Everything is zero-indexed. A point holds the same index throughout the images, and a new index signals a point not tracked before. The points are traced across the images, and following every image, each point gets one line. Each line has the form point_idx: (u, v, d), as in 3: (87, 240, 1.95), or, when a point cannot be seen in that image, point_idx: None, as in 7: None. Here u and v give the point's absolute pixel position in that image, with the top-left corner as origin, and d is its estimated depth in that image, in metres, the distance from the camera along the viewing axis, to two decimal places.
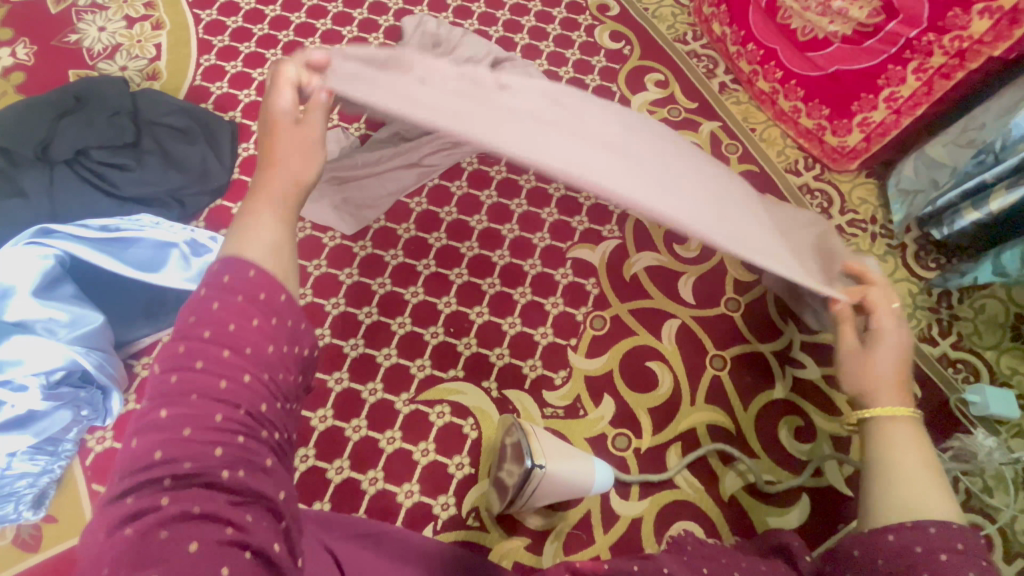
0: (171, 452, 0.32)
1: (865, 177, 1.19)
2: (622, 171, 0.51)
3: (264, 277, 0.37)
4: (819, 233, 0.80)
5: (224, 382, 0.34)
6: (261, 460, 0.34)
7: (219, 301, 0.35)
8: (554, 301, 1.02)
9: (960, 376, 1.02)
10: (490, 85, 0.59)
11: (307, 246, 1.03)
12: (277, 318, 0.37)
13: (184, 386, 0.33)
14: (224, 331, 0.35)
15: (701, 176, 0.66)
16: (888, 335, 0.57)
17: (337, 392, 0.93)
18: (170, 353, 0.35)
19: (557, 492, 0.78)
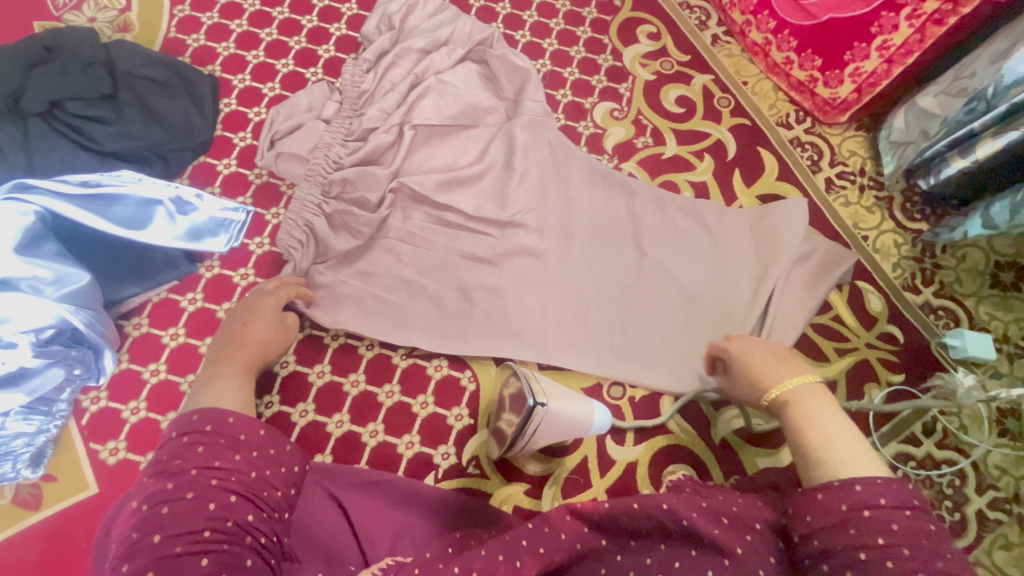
0: (164, 568, 0.47)
1: (855, 130, 1.19)
2: (534, 310, 0.97)
3: (241, 421, 0.60)
4: (759, 287, 1.00)
5: (213, 503, 0.52)
6: (242, 561, 0.50)
7: (202, 447, 0.57)
8: (549, 256, 1.01)
9: (940, 322, 1.06)
10: (441, 241, 1.00)
11: (266, 194, 1.01)
12: (256, 451, 0.59)
13: (177, 511, 0.51)
14: (211, 467, 0.55)
15: (619, 281, 1.01)
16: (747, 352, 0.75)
17: (334, 348, 0.94)
18: (160, 490, 0.53)
19: (556, 433, 0.80)
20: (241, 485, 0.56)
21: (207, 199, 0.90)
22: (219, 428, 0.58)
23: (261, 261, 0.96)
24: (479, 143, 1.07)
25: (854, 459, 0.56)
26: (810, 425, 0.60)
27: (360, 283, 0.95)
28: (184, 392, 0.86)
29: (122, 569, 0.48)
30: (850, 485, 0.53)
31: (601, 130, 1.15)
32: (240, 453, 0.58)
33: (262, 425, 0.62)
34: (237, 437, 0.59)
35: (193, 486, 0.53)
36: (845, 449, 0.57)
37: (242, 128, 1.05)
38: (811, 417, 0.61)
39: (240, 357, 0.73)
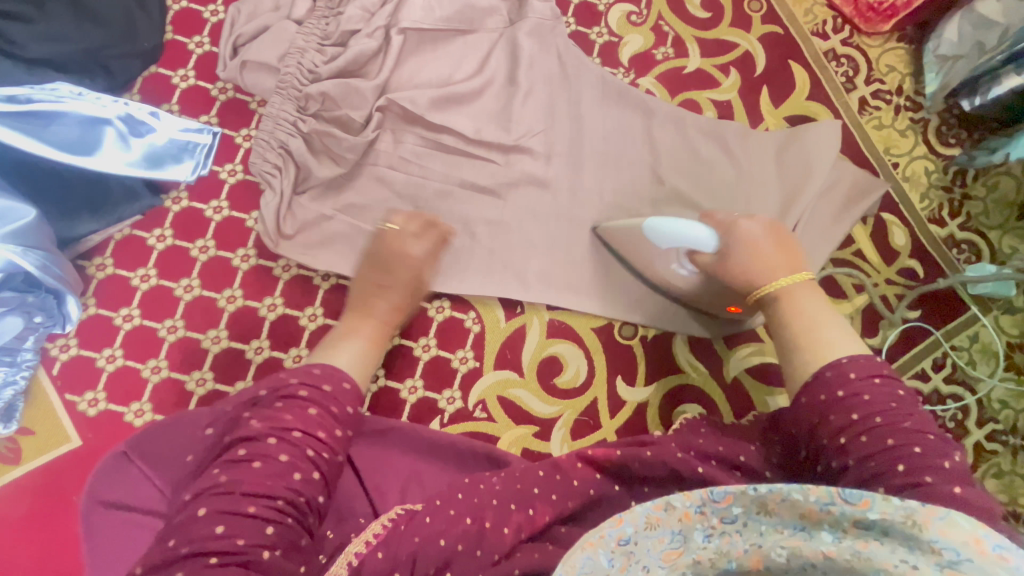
0: (230, 527, 0.47)
1: (897, 41, 1.07)
2: (545, 246, 0.90)
3: (327, 371, 0.59)
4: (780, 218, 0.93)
5: (298, 473, 0.51)
6: (298, 540, 0.49)
7: (314, 408, 0.55)
8: (557, 187, 0.92)
9: (962, 257, 1.01)
10: (438, 170, 0.89)
11: (232, 112, 0.87)
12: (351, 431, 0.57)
13: (260, 472, 0.50)
14: (315, 436, 0.53)
15: (634, 213, 0.93)
16: (755, 239, 0.74)
17: (325, 289, 0.84)
18: (260, 439, 0.52)
19: (638, 251, 0.86)
20: (327, 449, 0.54)
21: (165, 119, 0.77)
22: (313, 389, 0.56)
23: (234, 192, 0.84)
24: (479, 52, 0.93)
25: (826, 341, 0.62)
26: (796, 316, 0.66)
27: (349, 217, 0.85)
28: (164, 339, 0.79)
29: (197, 515, 0.47)
30: (821, 372, 0.59)
31: (617, 38, 1.01)
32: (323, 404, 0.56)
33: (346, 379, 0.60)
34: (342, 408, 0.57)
35: (288, 450, 0.52)
36: (818, 330, 0.63)
37: (197, 31, 0.89)
38: (800, 311, 0.66)
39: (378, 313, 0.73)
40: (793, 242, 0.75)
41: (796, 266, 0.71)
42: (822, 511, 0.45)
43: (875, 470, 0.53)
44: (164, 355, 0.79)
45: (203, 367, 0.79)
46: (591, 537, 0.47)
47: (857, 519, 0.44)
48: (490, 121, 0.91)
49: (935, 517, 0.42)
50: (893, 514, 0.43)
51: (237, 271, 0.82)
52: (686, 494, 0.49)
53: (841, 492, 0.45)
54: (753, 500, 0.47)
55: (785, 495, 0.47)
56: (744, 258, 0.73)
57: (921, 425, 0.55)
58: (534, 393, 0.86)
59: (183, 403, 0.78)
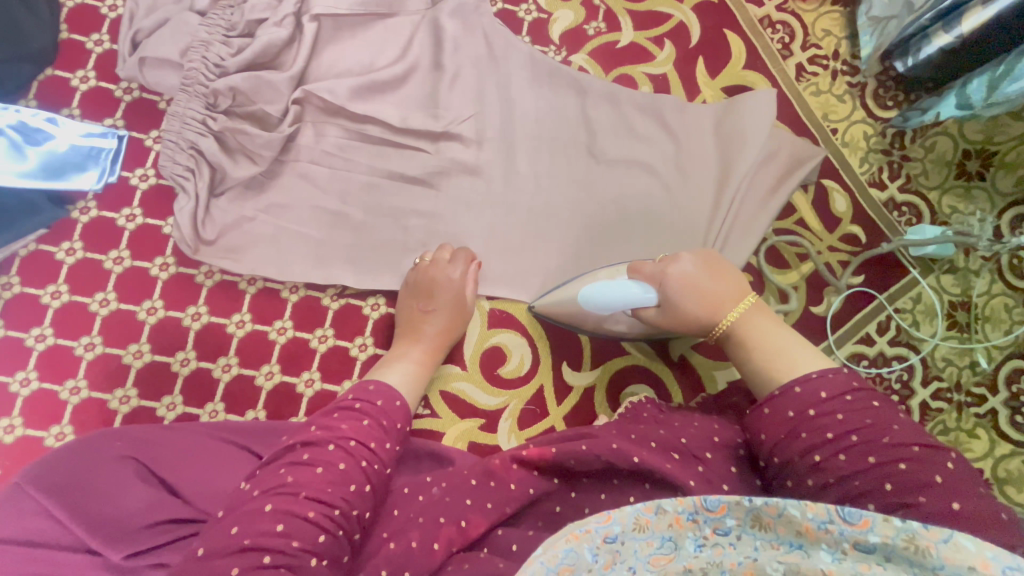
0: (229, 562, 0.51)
1: (832, 5, 1.05)
2: (481, 234, 0.88)
3: (288, 440, 0.63)
4: (717, 192, 0.92)
5: (282, 523, 0.54)
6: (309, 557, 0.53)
7: (368, 420, 0.64)
8: (490, 174, 0.89)
9: (903, 219, 1.01)
10: (363, 162, 0.86)
11: (140, 114, 0.82)
12: (329, 467, 0.59)
13: (263, 512, 0.55)
14: (289, 483, 0.57)
15: (570, 192, 0.91)
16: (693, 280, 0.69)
17: (252, 295, 0.81)
18: (281, 475, 0.58)
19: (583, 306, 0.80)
20: (378, 459, 0.62)
21: (64, 124, 0.76)
22: (367, 404, 0.65)
23: (148, 198, 0.80)
24: (400, 37, 0.89)
25: (797, 361, 0.61)
26: (755, 349, 0.64)
27: (273, 218, 0.82)
28: (81, 357, 0.75)
29: (262, 510, 0.55)
30: (791, 390, 0.58)
31: (546, 15, 0.97)
32: (374, 416, 0.65)
33: (313, 423, 0.63)
34: (325, 450, 0.60)
35: (344, 458, 0.60)
36: (783, 351, 0.62)
37: (95, 29, 0.83)
38: (761, 337, 0.64)
39: (427, 334, 0.78)
40: (724, 262, 0.71)
41: (739, 292, 0.67)
42: (819, 529, 0.47)
43: (862, 488, 0.52)
44: (83, 374, 0.75)
45: (125, 385, 0.76)
46: (577, 530, 0.50)
47: (858, 540, 0.46)
48: (416, 109, 0.88)
49: (938, 540, 0.44)
50: (893, 538, 0.45)
51: (156, 281, 0.78)
52: (679, 500, 0.52)
53: (841, 512, 0.47)
54: (749, 513, 0.50)
55: (781, 510, 0.49)
56: (689, 298, 0.68)
57: (903, 436, 0.54)
58: (477, 385, 0.84)
59: (107, 423, 0.74)
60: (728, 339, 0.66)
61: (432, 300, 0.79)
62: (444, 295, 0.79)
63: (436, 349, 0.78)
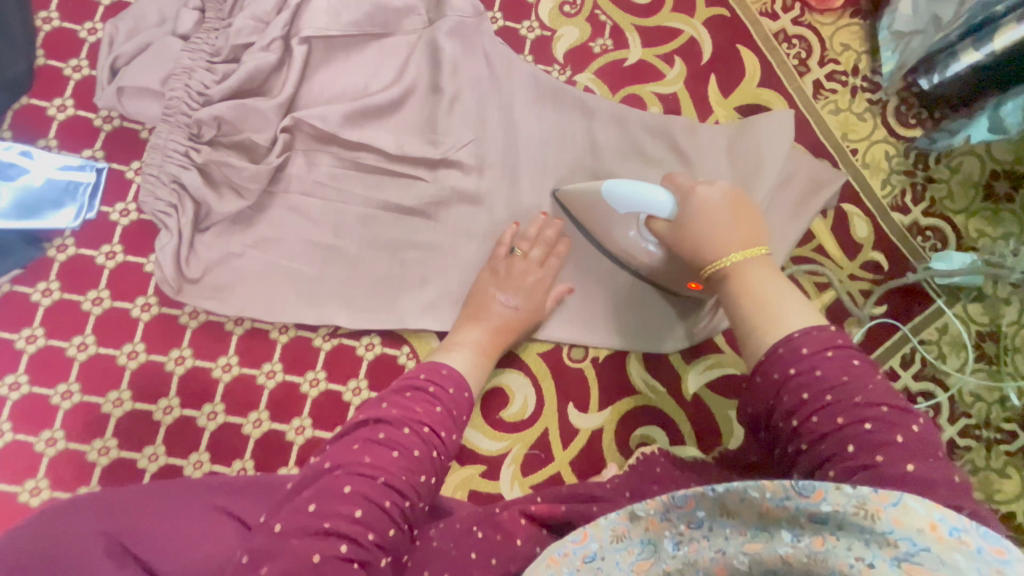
0: (309, 544, 0.48)
1: (851, 17, 1.00)
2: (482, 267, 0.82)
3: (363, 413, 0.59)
4: None
5: (359, 509, 0.51)
6: None
7: (440, 407, 0.60)
8: (492, 204, 0.84)
9: (927, 245, 0.96)
10: (357, 192, 0.81)
11: (120, 144, 0.77)
12: (403, 452, 0.55)
13: (336, 495, 0.51)
14: (365, 463, 0.53)
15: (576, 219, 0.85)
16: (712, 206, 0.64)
17: (239, 335, 0.76)
18: (341, 461, 0.54)
19: (596, 218, 0.78)
20: (445, 450, 0.59)
21: (40, 157, 0.72)
22: (440, 389, 0.62)
23: (128, 234, 0.75)
24: (396, 58, 0.84)
25: (783, 312, 0.53)
26: (745, 292, 0.57)
27: (261, 253, 0.77)
28: (58, 406, 0.71)
29: (342, 491, 0.51)
30: (773, 350, 0.52)
31: (549, 32, 0.92)
32: (447, 403, 0.61)
33: (385, 397, 0.59)
34: (399, 431, 0.56)
35: (419, 444, 0.56)
36: (777, 303, 0.54)
37: (73, 54, 0.79)
38: (752, 286, 0.57)
39: (492, 318, 0.76)
40: (752, 209, 0.64)
41: (751, 238, 0.61)
42: (778, 508, 0.41)
43: (826, 453, 0.47)
44: (59, 425, 0.71)
45: (105, 435, 0.71)
46: (556, 553, 0.45)
47: (813, 513, 0.40)
48: (413, 134, 0.83)
49: (887, 504, 0.38)
50: (845, 505, 0.39)
51: (138, 323, 0.74)
52: (650, 501, 0.45)
53: (795, 485, 0.41)
54: (716, 501, 0.43)
55: (742, 494, 0.42)
56: (700, 225, 0.63)
57: (876, 396, 0.48)
58: (479, 430, 0.80)
59: (84, 477, 0.70)
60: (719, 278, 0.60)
61: (518, 291, 0.78)
62: (534, 289, 0.79)
63: (501, 336, 0.76)
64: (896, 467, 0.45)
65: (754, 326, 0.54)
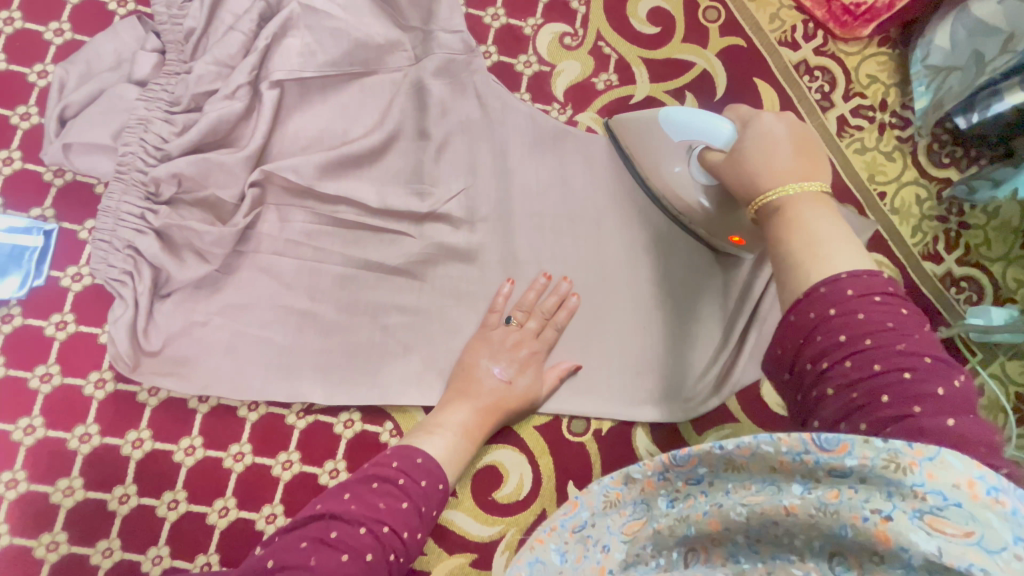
0: None
1: (879, 46, 0.91)
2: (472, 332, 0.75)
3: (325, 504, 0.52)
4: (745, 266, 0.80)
5: None
6: None
7: (407, 503, 0.54)
8: (485, 262, 0.77)
9: (962, 297, 0.88)
10: (335, 250, 0.73)
11: (72, 201, 0.70)
12: (355, 555, 0.48)
13: None
14: (307, 566, 0.46)
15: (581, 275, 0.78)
16: (778, 137, 0.54)
17: (204, 414, 0.69)
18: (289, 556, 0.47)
19: (644, 155, 0.74)
20: (404, 552, 0.52)
21: None
22: (411, 481, 0.55)
23: (81, 302, 0.68)
24: (378, 100, 0.76)
25: (832, 254, 0.44)
26: (792, 221, 0.48)
27: (228, 322, 0.70)
28: (2, 496, 0.64)
29: None
30: (813, 288, 0.43)
31: (548, 67, 0.84)
32: (415, 499, 0.55)
33: (346, 488, 0.53)
34: (356, 531, 0.49)
35: (373, 546, 0.49)
36: (829, 242, 0.45)
37: (21, 100, 0.71)
38: (797, 219, 0.47)
39: (482, 391, 0.69)
40: (823, 152, 0.54)
41: (812, 172, 0.51)
42: (794, 462, 0.36)
43: (858, 401, 0.39)
44: (3, 518, 0.64)
45: (53, 528, 0.65)
46: (541, 532, 0.41)
47: (833, 468, 0.35)
48: (397, 184, 0.75)
49: (922, 458, 0.32)
50: (873, 458, 0.33)
51: (91, 402, 0.67)
52: (646, 462, 0.41)
53: (814, 440, 0.35)
54: (720, 459, 0.38)
55: (752, 449, 0.37)
56: (756, 152, 0.54)
57: (921, 345, 0.40)
58: (470, 514, 0.72)
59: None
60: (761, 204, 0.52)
61: (511, 362, 0.71)
62: (530, 364, 0.72)
63: (489, 412, 0.68)
64: (937, 420, 0.36)
65: (792, 257, 0.46)
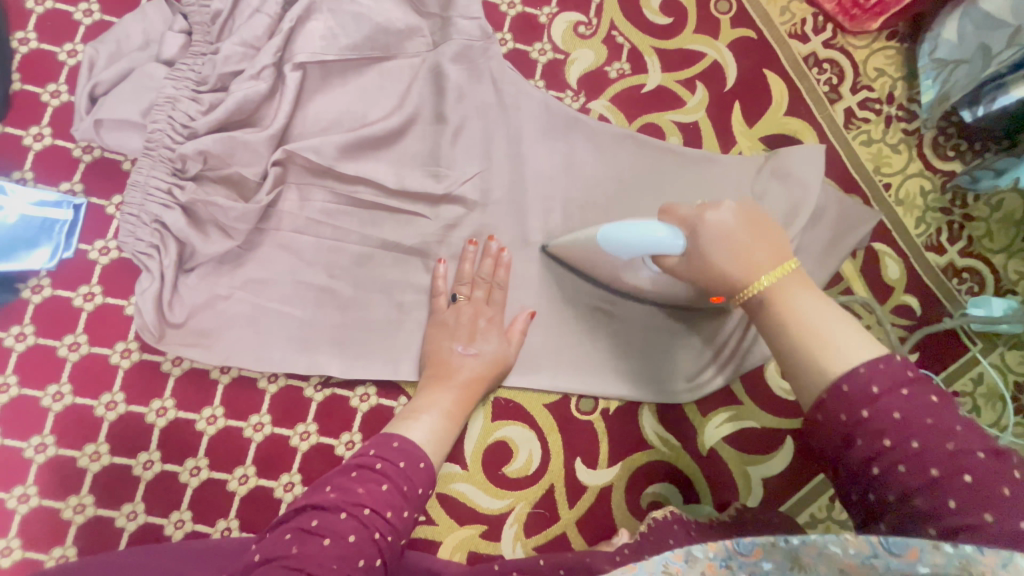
0: None
1: (886, 40, 0.93)
2: None
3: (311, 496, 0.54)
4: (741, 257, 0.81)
5: None
6: None
7: (387, 485, 0.55)
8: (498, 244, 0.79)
9: (964, 287, 0.89)
10: (353, 228, 0.75)
11: (101, 177, 0.72)
12: (339, 538, 0.49)
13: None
14: (290, 555, 0.48)
15: None
16: (729, 230, 0.55)
17: (225, 385, 0.71)
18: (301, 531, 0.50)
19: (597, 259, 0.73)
20: (393, 530, 0.53)
21: (15, 192, 0.68)
22: (389, 463, 0.56)
23: (108, 274, 0.71)
24: (397, 85, 0.78)
25: (840, 342, 0.46)
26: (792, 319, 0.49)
27: (249, 296, 0.72)
28: (31, 460, 0.67)
29: None
30: (836, 388, 0.45)
31: (562, 55, 0.86)
32: (395, 480, 0.55)
33: (327, 482, 0.54)
34: (337, 516, 0.51)
35: (355, 528, 0.51)
36: (824, 324, 0.48)
37: (51, 78, 0.73)
38: (799, 316, 0.49)
39: (449, 372, 0.69)
40: (769, 221, 0.56)
41: (780, 255, 0.53)
42: (863, 565, 0.39)
43: (924, 509, 0.40)
44: (32, 480, 0.66)
45: (80, 491, 0.67)
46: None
47: (907, 574, 0.37)
48: (414, 166, 0.77)
49: (997, 565, 0.35)
50: (944, 566, 0.36)
51: (117, 370, 0.69)
52: (711, 545, 0.44)
53: (883, 541, 0.39)
54: (788, 555, 0.42)
55: (820, 548, 0.41)
56: (722, 257, 0.54)
57: (967, 440, 0.41)
58: (480, 487, 0.75)
59: (59, 536, 0.66)
60: (755, 311, 0.52)
61: (470, 336, 0.72)
62: (489, 331, 0.73)
63: (457, 394, 0.69)
64: None
65: (808, 361, 0.47)
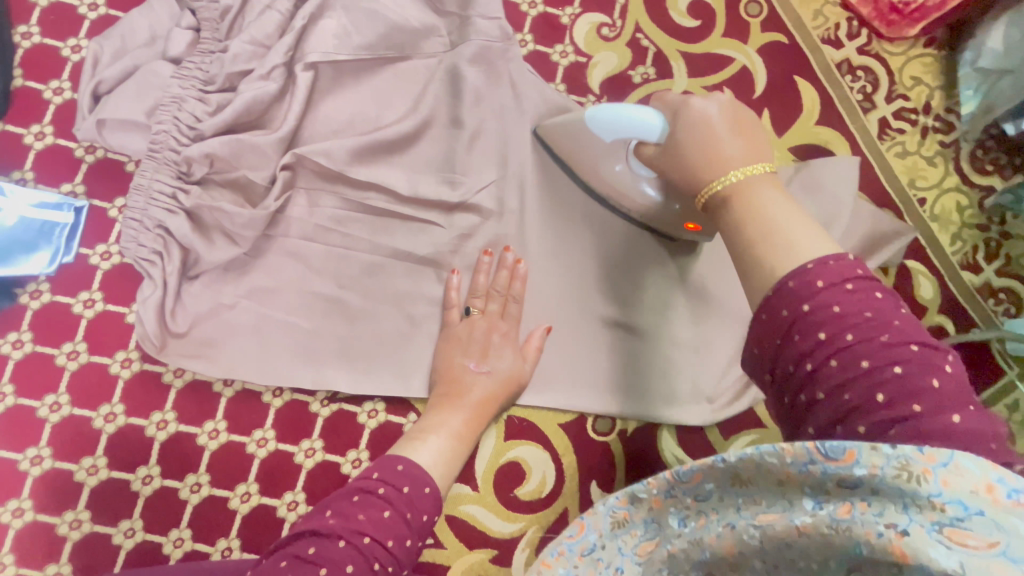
0: None
1: (924, 47, 0.88)
2: None
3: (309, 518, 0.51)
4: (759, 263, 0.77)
5: None
6: None
7: (389, 511, 0.51)
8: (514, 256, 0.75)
9: (1000, 309, 0.85)
10: (363, 237, 0.72)
11: (104, 178, 0.69)
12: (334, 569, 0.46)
13: None
14: None
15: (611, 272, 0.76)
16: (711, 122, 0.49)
17: (228, 398, 0.69)
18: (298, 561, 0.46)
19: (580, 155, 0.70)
20: (394, 560, 0.50)
21: (14, 194, 0.65)
22: (393, 488, 0.53)
23: (109, 280, 0.68)
24: (412, 86, 0.75)
25: (792, 237, 0.40)
26: (748, 213, 0.43)
27: (254, 306, 0.69)
28: (27, 473, 0.64)
29: None
30: (781, 283, 0.39)
31: (584, 58, 0.83)
32: (399, 506, 0.52)
33: (327, 505, 0.51)
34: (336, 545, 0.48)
35: (353, 558, 0.47)
36: (780, 225, 0.41)
37: (54, 74, 0.71)
38: (755, 210, 0.42)
39: (458, 394, 0.66)
40: (757, 125, 0.50)
41: (756, 154, 0.46)
42: (802, 473, 0.34)
43: (852, 403, 0.35)
44: (27, 494, 0.64)
45: (77, 506, 0.64)
46: (548, 556, 0.38)
47: (842, 479, 0.33)
48: (427, 172, 0.74)
49: (936, 464, 0.31)
50: (883, 467, 0.31)
51: (117, 380, 0.67)
52: (651, 481, 0.38)
53: (821, 448, 0.32)
54: (727, 473, 0.36)
55: (757, 463, 0.34)
56: (691, 146, 0.50)
57: (904, 331, 0.36)
58: (491, 510, 0.72)
59: (54, 553, 0.63)
60: (713, 207, 0.46)
61: (483, 354, 0.69)
62: (504, 347, 0.70)
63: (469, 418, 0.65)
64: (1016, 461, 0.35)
65: (755, 254, 0.41)
